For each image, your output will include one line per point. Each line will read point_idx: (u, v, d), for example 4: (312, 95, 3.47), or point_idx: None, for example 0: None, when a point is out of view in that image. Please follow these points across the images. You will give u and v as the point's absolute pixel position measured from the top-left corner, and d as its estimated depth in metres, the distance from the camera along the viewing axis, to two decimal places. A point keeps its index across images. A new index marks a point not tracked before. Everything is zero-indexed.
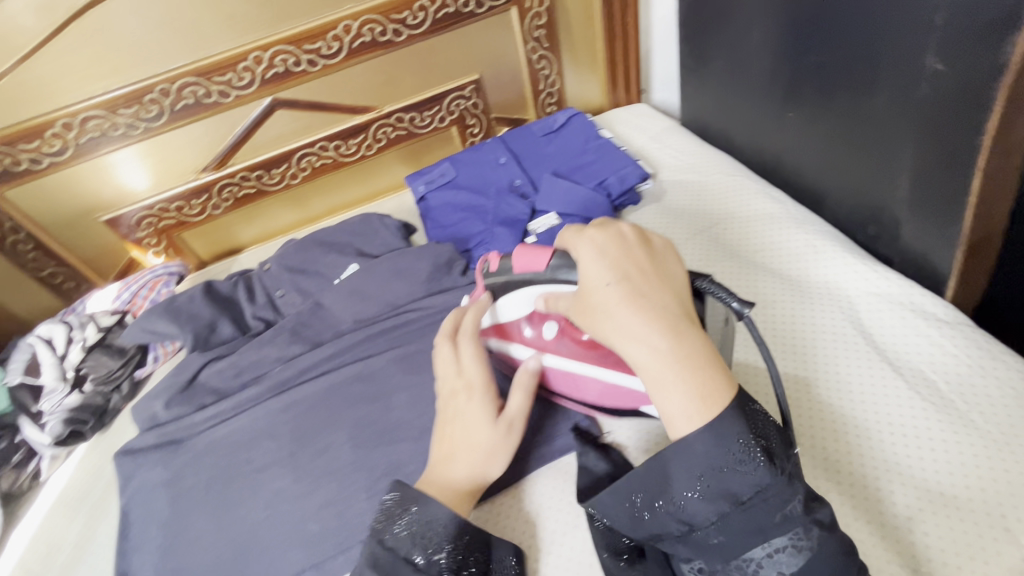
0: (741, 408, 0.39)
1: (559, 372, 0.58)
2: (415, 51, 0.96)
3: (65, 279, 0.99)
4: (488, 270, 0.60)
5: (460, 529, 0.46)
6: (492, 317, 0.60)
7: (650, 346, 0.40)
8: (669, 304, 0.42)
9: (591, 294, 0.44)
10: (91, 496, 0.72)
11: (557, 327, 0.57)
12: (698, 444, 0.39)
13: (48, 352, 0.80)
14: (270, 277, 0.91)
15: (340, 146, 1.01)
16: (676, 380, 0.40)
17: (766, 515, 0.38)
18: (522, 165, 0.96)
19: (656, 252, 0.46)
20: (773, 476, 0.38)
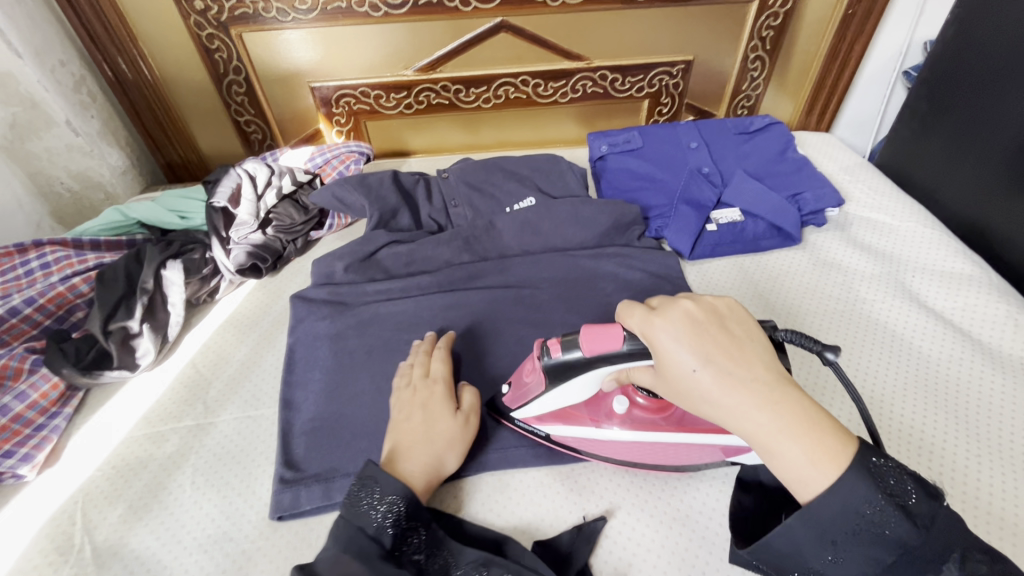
0: (860, 468, 0.38)
1: (639, 446, 0.59)
2: (649, 15, 0.96)
3: (254, 131, 1.07)
4: (547, 356, 0.54)
5: (401, 511, 0.49)
6: (549, 405, 0.58)
7: (758, 419, 0.40)
8: (758, 373, 0.41)
9: (678, 374, 0.43)
10: (260, 326, 0.77)
11: (625, 400, 0.59)
12: (828, 507, 0.38)
13: (249, 188, 0.85)
14: (448, 185, 0.94)
15: (539, 85, 1.04)
16: (786, 445, 0.39)
17: (926, 555, 0.37)
18: (712, 155, 0.96)
19: (721, 313, 0.45)
20: (918, 536, 0.37)
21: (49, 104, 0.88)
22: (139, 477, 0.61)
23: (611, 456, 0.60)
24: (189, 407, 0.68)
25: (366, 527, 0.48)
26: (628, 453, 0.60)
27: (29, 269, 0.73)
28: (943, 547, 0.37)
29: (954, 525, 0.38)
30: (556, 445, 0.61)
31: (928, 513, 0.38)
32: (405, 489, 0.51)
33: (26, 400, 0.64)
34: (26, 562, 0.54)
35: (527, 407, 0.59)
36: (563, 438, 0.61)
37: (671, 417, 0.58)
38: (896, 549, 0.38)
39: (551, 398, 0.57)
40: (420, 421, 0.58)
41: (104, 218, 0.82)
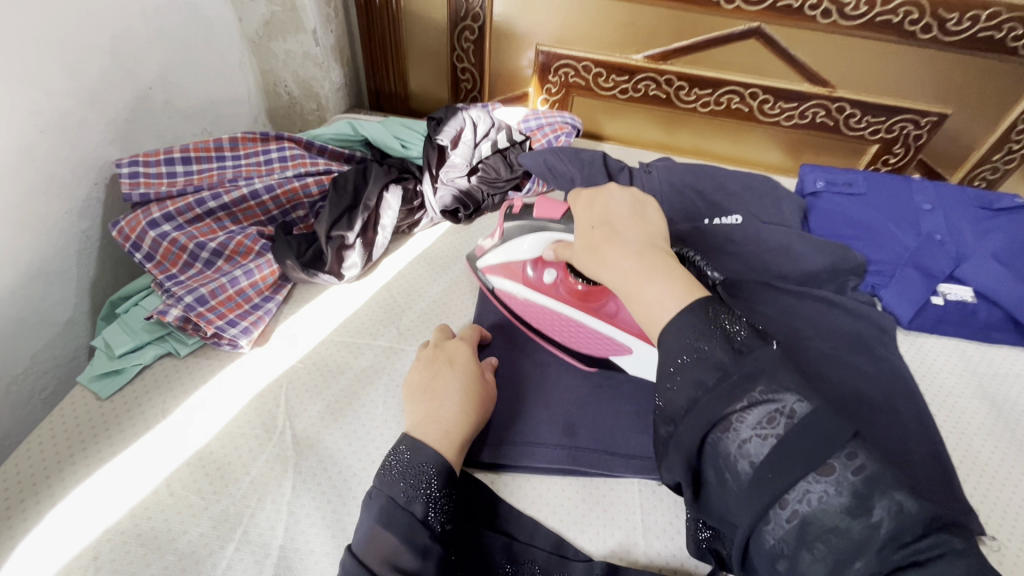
0: (697, 308, 0.41)
1: (545, 312, 0.68)
2: (922, 58, 0.87)
3: (465, 79, 1.09)
4: (511, 209, 0.71)
5: (433, 481, 0.47)
6: (499, 255, 0.71)
7: (625, 266, 0.46)
8: (639, 233, 0.49)
9: (586, 239, 0.50)
10: (452, 270, 0.78)
11: (556, 274, 0.69)
12: (673, 325, 0.41)
13: (470, 134, 0.87)
14: (652, 180, 0.89)
15: (767, 102, 0.98)
16: (651, 286, 0.44)
17: (760, 368, 0.38)
18: (949, 222, 0.85)
19: (639, 202, 0.52)
20: (732, 359, 0.39)
21: (306, 11, 0.93)
22: (338, 381, 0.63)
23: (531, 319, 0.69)
24: (384, 327, 0.69)
25: (396, 499, 0.46)
26: (544, 321, 0.68)
27: (269, 159, 0.78)
28: (751, 376, 0.38)
29: (776, 365, 0.38)
30: (495, 299, 0.72)
31: (754, 349, 0.39)
32: (440, 459, 0.48)
33: (250, 277, 0.68)
34: (236, 428, 0.58)
35: (491, 253, 0.71)
36: (501, 291, 0.71)
37: (594, 303, 0.67)
38: (716, 376, 0.38)
39: (504, 248, 0.70)
40: (448, 377, 0.56)
41: (337, 127, 0.87)
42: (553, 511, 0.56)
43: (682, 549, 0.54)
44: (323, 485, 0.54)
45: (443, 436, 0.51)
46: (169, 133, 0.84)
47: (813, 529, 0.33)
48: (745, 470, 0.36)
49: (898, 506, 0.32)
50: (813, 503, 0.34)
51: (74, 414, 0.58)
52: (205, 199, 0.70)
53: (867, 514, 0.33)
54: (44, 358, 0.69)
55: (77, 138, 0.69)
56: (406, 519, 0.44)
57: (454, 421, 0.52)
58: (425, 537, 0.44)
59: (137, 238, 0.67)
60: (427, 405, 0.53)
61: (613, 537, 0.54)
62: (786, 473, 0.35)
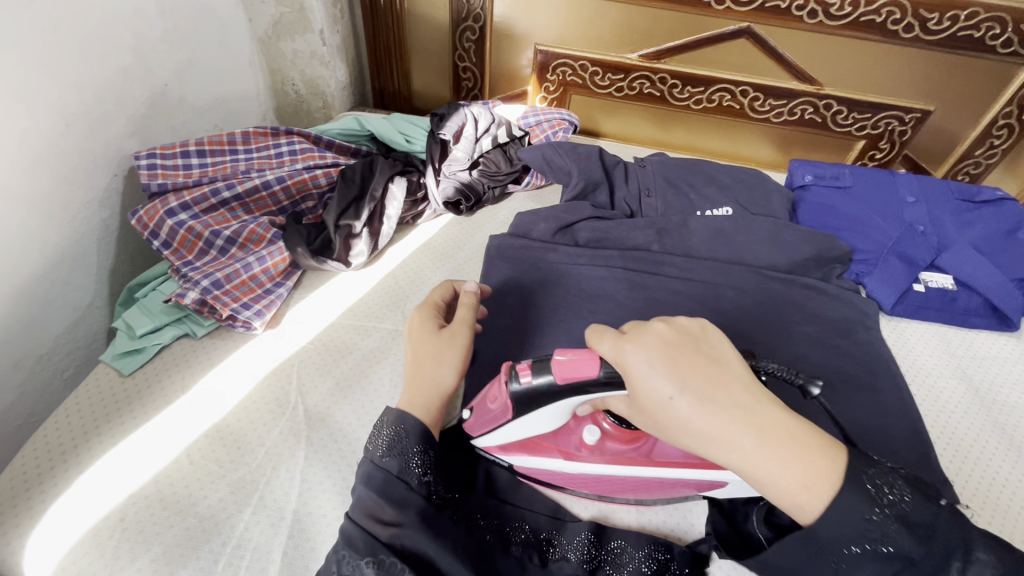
0: (855, 480, 0.38)
1: (604, 481, 0.55)
2: (906, 57, 0.91)
3: (467, 78, 1.13)
4: (512, 385, 0.50)
5: (406, 438, 0.48)
6: (507, 437, 0.54)
7: (740, 444, 0.38)
8: (740, 396, 0.39)
9: (659, 411, 0.40)
10: (455, 258, 0.82)
11: (595, 429, 0.55)
12: (834, 514, 0.37)
13: (471, 129, 0.91)
14: (646, 174, 0.93)
15: (757, 99, 1.02)
16: (776, 471, 0.38)
17: (941, 542, 0.37)
18: (931, 214, 0.89)
19: (704, 337, 0.42)
20: (920, 547, 0.37)
21: (313, 12, 0.96)
22: (346, 361, 0.66)
23: (576, 487, 0.57)
24: (390, 312, 0.73)
25: (375, 458, 0.47)
26: (593, 486, 0.57)
27: (279, 153, 0.82)
28: (939, 558, 0.37)
29: (951, 529, 0.38)
30: (521, 476, 0.58)
31: (926, 516, 0.38)
32: (410, 420, 0.49)
33: (262, 264, 0.72)
34: (250, 403, 0.61)
35: (491, 435, 0.55)
36: (526, 468, 0.57)
37: (643, 448, 0.55)
38: (900, 565, 0.37)
39: (517, 428, 0.53)
40: (415, 346, 0.55)
41: (343, 123, 0.90)
42: (551, 480, 0.59)
43: (671, 514, 0.57)
44: (334, 455, 0.58)
45: (419, 406, 0.50)
46: (182, 128, 0.88)
47: None
48: None
49: None
50: None
51: (98, 389, 0.61)
52: (220, 189, 0.74)
53: None
54: (65, 341, 0.72)
55: (97, 131, 0.72)
56: (384, 475, 0.46)
57: (426, 387, 0.52)
58: (404, 491, 0.46)
59: (156, 226, 0.71)
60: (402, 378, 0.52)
61: (606, 503, 0.58)
62: None
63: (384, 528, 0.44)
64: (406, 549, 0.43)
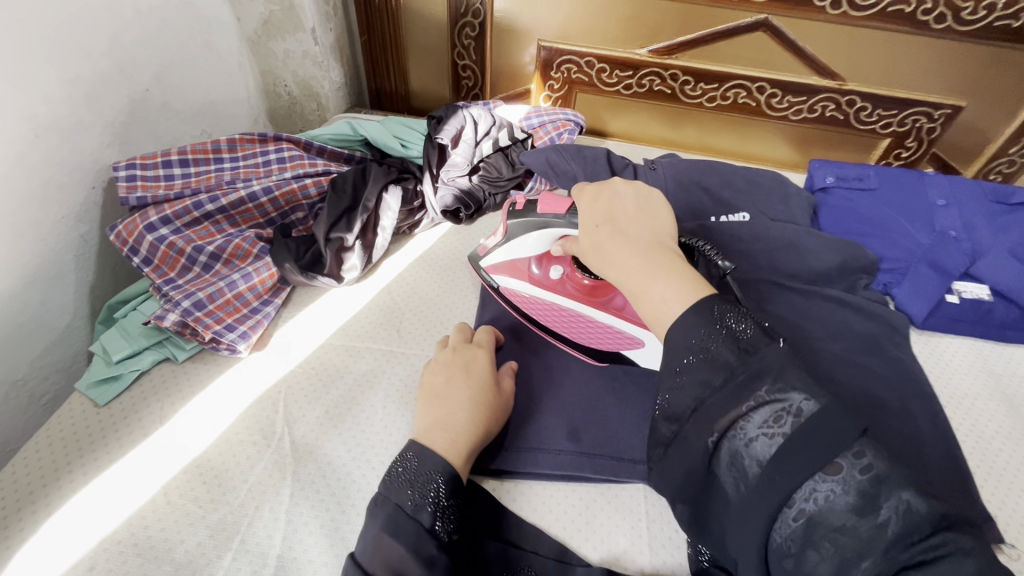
0: (705, 307, 0.39)
1: (555, 311, 0.69)
2: (936, 49, 0.85)
3: (467, 76, 1.08)
4: (512, 208, 0.68)
5: (440, 487, 0.46)
6: (506, 253, 0.70)
7: (630, 264, 0.43)
8: (648, 238, 0.46)
9: (591, 235, 0.48)
10: (454, 272, 0.77)
11: (561, 269, 0.70)
12: (679, 327, 0.39)
13: (471, 132, 0.86)
14: (656, 178, 0.87)
15: (775, 96, 0.96)
16: (653, 284, 0.42)
17: (767, 364, 0.36)
18: (964, 218, 0.83)
19: (647, 197, 0.50)
20: (740, 360, 0.37)
21: (304, 10, 0.92)
22: (337, 386, 0.62)
23: (538, 318, 0.69)
24: (384, 331, 0.68)
25: (403, 505, 0.45)
26: (550, 316, 0.69)
27: (267, 161, 0.77)
28: (757, 376, 0.36)
29: (784, 363, 0.36)
30: (502, 298, 0.72)
31: (761, 347, 0.37)
32: (446, 465, 0.47)
33: (248, 281, 0.67)
34: (233, 435, 0.57)
35: (493, 250, 0.71)
36: (507, 290, 0.71)
37: (598, 298, 0.68)
38: (722, 377, 0.37)
39: (506, 248, 0.69)
40: (461, 385, 0.55)
41: (336, 127, 0.86)
42: (558, 519, 0.55)
43: (688, 557, 0.53)
44: (322, 493, 0.53)
45: (453, 444, 0.50)
46: (167, 135, 0.83)
47: (822, 528, 0.31)
48: (754, 468, 0.34)
49: (906, 503, 0.31)
50: (822, 502, 0.32)
51: (72, 422, 0.57)
52: (202, 201, 0.70)
53: (876, 512, 0.31)
54: (43, 363, 0.69)
55: (73, 142, 0.68)
56: (413, 528, 0.43)
57: (464, 430, 0.51)
58: (432, 547, 0.43)
59: (135, 242, 0.67)
60: (441, 410, 0.52)
61: (618, 544, 0.53)
62: (797, 472, 0.33)
63: None
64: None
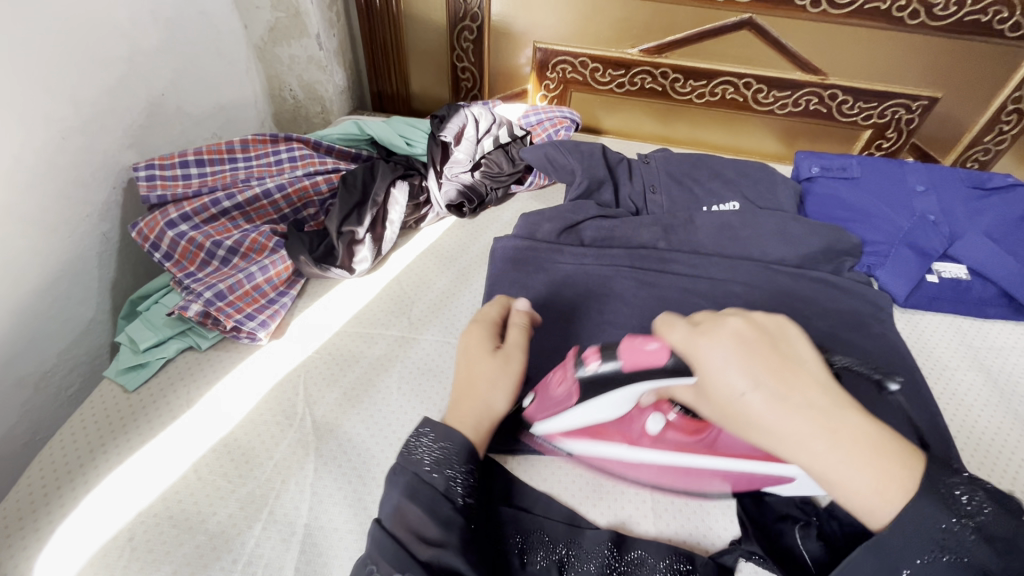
0: (932, 491, 0.34)
1: (665, 466, 0.54)
2: (911, 43, 0.89)
3: (465, 78, 1.12)
4: (583, 367, 0.49)
5: (455, 455, 0.47)
6: (572, 423, 0.54)
7: (816, 446, 0.34)
8: (817, 396, 0.35)
9: (730, 405, 0.36)
10: (460, 262, 0.81)
11: (660, 420, 0.51)
12: (909, 526, 0.34)
13: (472, 130, 0.90)
14: (650, 171, 0.92)
15: (761, 92, 1.00)
16: (851, 472, 0.34)
17: (1022, 560, 0.34)
18: (941, 203, 0.87)
19: (779, 333, 0.38)
20: (998, 562, 0.34)
21: (309, 16, 0.95)
22: (353, 369, 0.65)
23: (642, 471, 0.56)
24: (396, 319, 0.72)
25: (419, 471, 0.46)
26: (645, 474, 0.57)
27: (279, 160, 0.81)
28: (1018, 572, 0.34)
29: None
30: (581, 460, 0.59)
31: (1008, 534, 0.34)
32: (457, 436, 0.48)
33: (265, 273, 0.71)
34: (259, 416, 0.60)
35: (553, 419, 0.54)
36: (586, 455, 0.57)
37: (708, 439, 0.51)
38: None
39: (573, 417, 0.53)
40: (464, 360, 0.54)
41: (343, 128, 0.89)
42: (567, 487, 0.58)
43: (689, 519, 0.56)
44: (345, 467, 0.57)
45: (461, 422, 0.50)
46: (180, 137, 0.87)
47: None
48: None
49: None
50: None
51: (104, 405, 0.60)
52: (219, 198, 0.73)
53: None
54: (69, 356, 0.72)
55: (96, 144, 0.72)
56: (429, 492, 0.45)
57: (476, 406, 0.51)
58: (448, 509, 0.44)
59: (156, 238, 0.70)
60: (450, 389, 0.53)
61: (623, 509, 0.57)
62: None
63: (427, 548, 0.42)
64: (449, 569, 0.42)
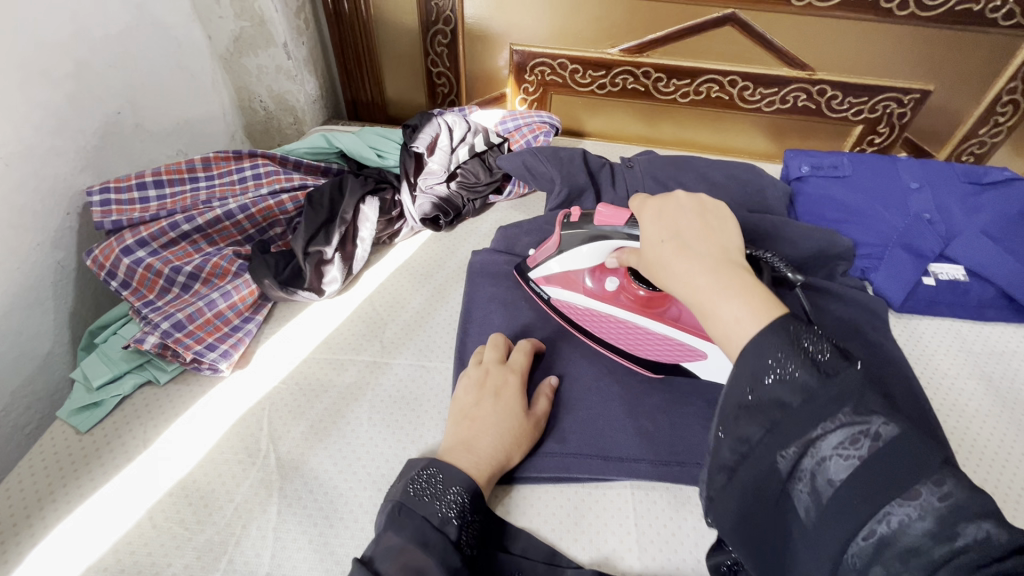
0: (782, 327, 0.34)
1: (610, 321, 0.67)
2: (900, 35, 0.86)
3: (442, 83, 1.08)
4: (567, 219, 0.64)
5: (466, 503, 0.47)
6: (559, 265, 0.66)
7: (697, 282, 0.38)
8: (716, 251, 0.40)
9: (653, 254, 0.42)
10: (435, 279, 0.77)
11: (618, 281, 0.66)
12: (749, 351, 0.34)
13: (446, 139, 0.86)
14: (634, 175, 0.88)
15: (747, 89, 0.97)
16: (723, 304, 0.36)
17: (847, 386, 0.33)
18: (937, 201, 0.84)
19: (708, 207, 0.43)
20: (817, 380, 0.33)
21: (274, 25, 0.92)
22: (321, 400, 0.62)
23: (592, 328, 0.67)
24: (368, 343, 0.68)
25: (430, 518, 0.46)
26: (601, 329, 0.67)
27: (243, 178, 0.77)
28: (838, 397, 0.32)
29: (863, 384, 0.33)
30: (552, 309, 0.70)
31: (840, 370, 0.33)
32: (471, 482, 0.49)
33: (228, 299, 0.67)
34: (220, 454, 0.57)
35: (547, 261, 0.68)
36: (559, 300, 0.69)
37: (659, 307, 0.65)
38: (800, 400, 0.33)
39: (561, 259, 0.66)
40: (488, 411, 0.56)
41: (311, 141, 0.86)
42: (547, 520, 0.55)
43: (676, 553, 0.53)
44: (310, 509, 0.53)
45: (475, 466, 0.51)
46: (142, 156, 0.83)
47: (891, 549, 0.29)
48: (823, 489, 0.32)
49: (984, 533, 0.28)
50: (894, 525, 0.29)
51: (55, 449, 0.57)
52: (178, 221, 0.69)
53: (953, 539, 0.28)
54: (25, 392, 0.68)
55: (46, 169, 0.68)
56: (441, 541, 0.44)
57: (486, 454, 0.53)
58: (458, 559, 0.44)
59: (112, 266, 0.66)
60: (467, 432, 0.54)
61: (607, 544, 0.54)
62: (867, 499, 0.30)
63: None
64: None
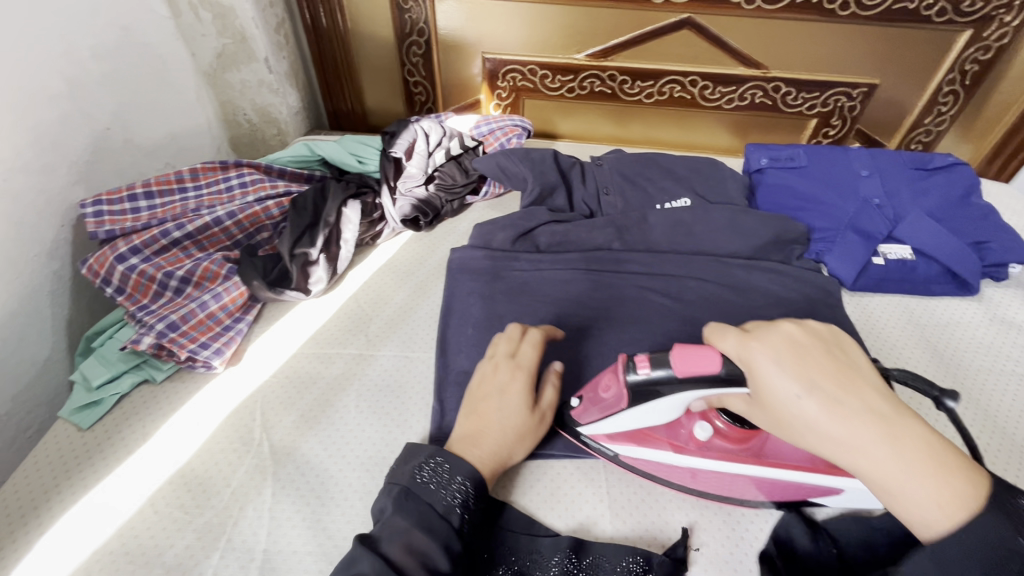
0: (994, 506, 0.36)
1: (718, 476, 0.56)
2: (845, 33, 0.92)
3: (418, 91, 1.13)
4: (632, 375, 0.49)
5: (468, 491, 0.50)
6: (617, 426, 0.55)
7: (873, 453, 0.38)
8: (869, 404, 0.39)
9: (783, 408, 0.41)
10: (417, 276, 0.81)
11: (707, 427, 0.55)
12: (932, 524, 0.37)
13: (423, 144, 0.91)
14: (603, 172, 0.93)
15: (707, 88, 1.02)
16: (913, 487, 0.38)
17: (1011, 528, 0.35)
18: (886, 186, 0.89)
19: (844, 349, 0.43)
20: (1005, 543, 0.35)
21: (255, 41, 0.96)
22: (310, 391, 0.66)
23: (676, 478, 0.57)
24: (353, 336, 0.72)
25: (435, 505, 0.48)
26: (708, 485, 0.57)
27: (230, 187, 0.81)
28: (999, 544, 0.35)
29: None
30: (620, 465, 0.59)
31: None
32: (475, 473, 0.51)
33: (219, 301, 0.71)
34: (215, 444, 0.60)
35: (598, 422, 0.56)
36: (630, 457, 0.58)
37: (755, 445, 0.54)
38: (963, 549, 0.36)
39: (627, 420, 0.54)
40: (495, 405, 0.56)
41: (294, 150, 0.90)
42: (524, 492, 0.59)
43: (644, 515, 0.58)
44: (303, 489, 0.57)
45: (481, 460, 0.53)
46: (131, 170, 0.87)
47: None
48: None
49: None
50: None
51: (58, 446, 0.60)
52: (169, 229, 0.73)
53: None
54: (25, 397, 0.71)
55: (41, 183, 0.72)
56: (444, 526, 0.47)
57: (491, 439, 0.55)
58: (458, 545, 0.47)
59: (107, 273, 0.70)
60: (474, 425, 0.55)
61: (581, 511, 0.58)
62: None
63: None
64: None
